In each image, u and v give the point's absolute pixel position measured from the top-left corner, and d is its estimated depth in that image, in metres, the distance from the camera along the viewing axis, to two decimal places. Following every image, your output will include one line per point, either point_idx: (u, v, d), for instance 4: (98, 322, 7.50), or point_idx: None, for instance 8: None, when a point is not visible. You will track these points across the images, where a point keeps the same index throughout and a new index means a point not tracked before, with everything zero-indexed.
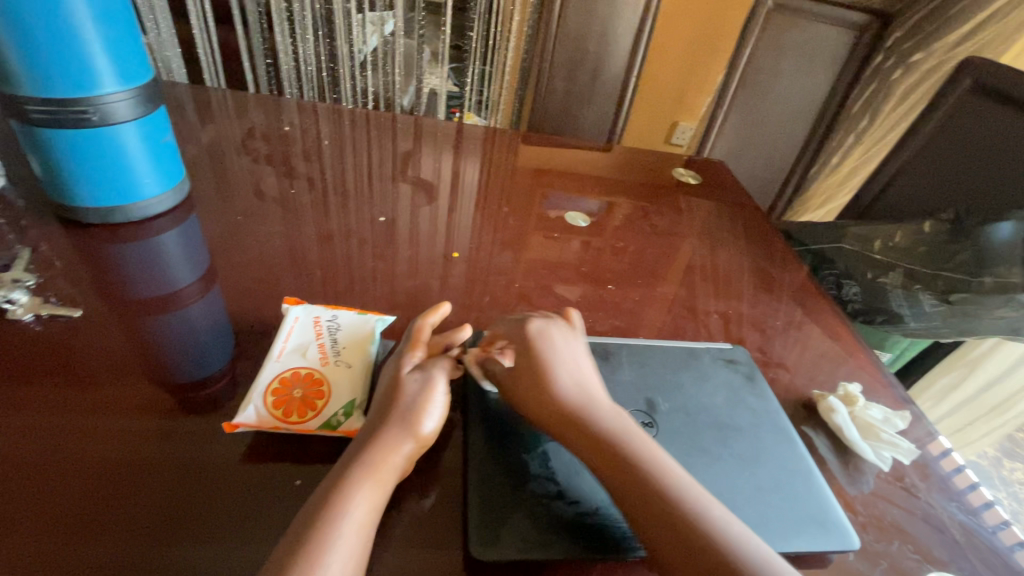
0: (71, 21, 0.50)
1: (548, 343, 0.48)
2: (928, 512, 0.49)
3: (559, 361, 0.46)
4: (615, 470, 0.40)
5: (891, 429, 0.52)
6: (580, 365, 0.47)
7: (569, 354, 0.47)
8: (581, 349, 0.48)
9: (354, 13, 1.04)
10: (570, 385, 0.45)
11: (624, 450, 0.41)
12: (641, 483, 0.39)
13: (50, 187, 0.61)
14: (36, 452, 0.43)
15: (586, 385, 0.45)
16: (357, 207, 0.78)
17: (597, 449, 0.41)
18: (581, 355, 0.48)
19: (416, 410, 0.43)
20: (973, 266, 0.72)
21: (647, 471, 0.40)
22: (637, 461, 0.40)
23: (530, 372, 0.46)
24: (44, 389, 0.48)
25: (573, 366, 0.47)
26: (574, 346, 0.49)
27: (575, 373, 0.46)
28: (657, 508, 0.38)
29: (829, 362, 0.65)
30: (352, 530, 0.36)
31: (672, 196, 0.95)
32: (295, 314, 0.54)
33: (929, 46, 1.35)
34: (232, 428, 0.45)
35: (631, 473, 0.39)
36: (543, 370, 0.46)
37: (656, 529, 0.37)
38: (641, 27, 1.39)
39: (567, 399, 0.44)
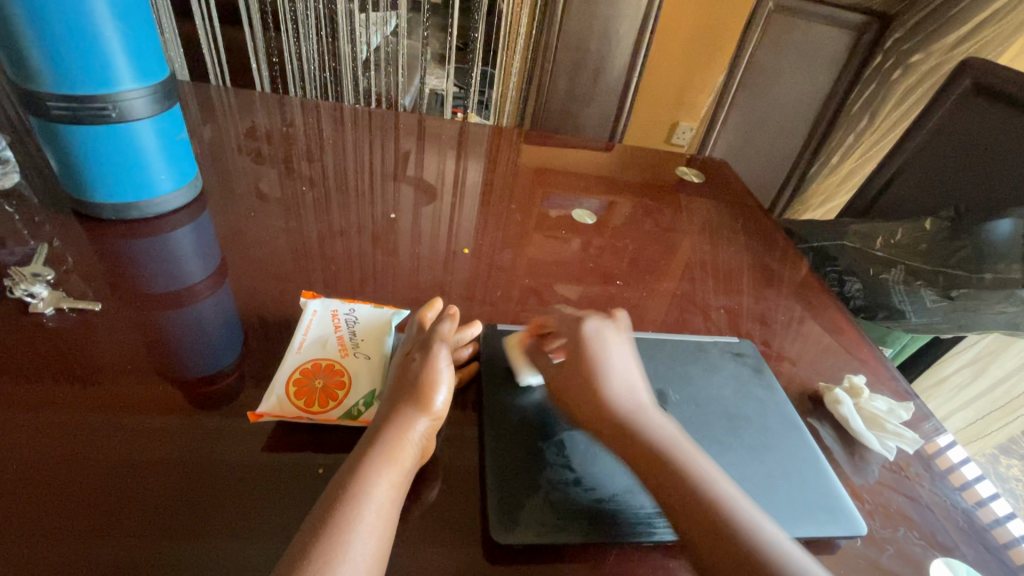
0: (93, 18, 0.51)
1: (601, 346, 0.48)
2: (931, 500, 0.50)
3: (608, 364, 0.47)
4: (658, 470, 0.41)
5: (895, 420, 0.54)
6: (629, 368, 0.48)
7: (620, 357, 0.48)
8: (629, 352, 0.49)
9: (358, 13, 1.03)
10: (618, 388, 0.46)
11: (670, 451, 0.42)
12: (682, 485, 0.40)
13: (66, 183, 0.62)
14: (53, 447, 0.44)
15: (633, 388, 0.46)
16: (366, 204, 0.80)
17: (643, 451, 0.42)
18: (632, 359, 0.49)
19: (428, 384, 0.44)
20: (973, 264, 0.75)
21: (691, 472, 0.40)
22: (681, 463, 0.41)
23: (581, 374, 0.46)
24: (58, 387, 0.48)
25: (623, 369, 0.47)
26: (626, 349, 0.49)
27: (626, 378, 0.47)
28: (700, 510, 0.39)
29: (832, 355, 0.66)
30: (373, 511, 0.37)
31: (674, 194, 0.96)
32: (313, 308, 0.55)
33: (927, 47, 1.37)
34: (257, 417, 0.46)
35: (671, 479, 0.40)
36: (592, 372, 0.46)
37: (696, 527, 0.38)
38: (642, 28, 1.40)
39: (616, 401, 0.45)
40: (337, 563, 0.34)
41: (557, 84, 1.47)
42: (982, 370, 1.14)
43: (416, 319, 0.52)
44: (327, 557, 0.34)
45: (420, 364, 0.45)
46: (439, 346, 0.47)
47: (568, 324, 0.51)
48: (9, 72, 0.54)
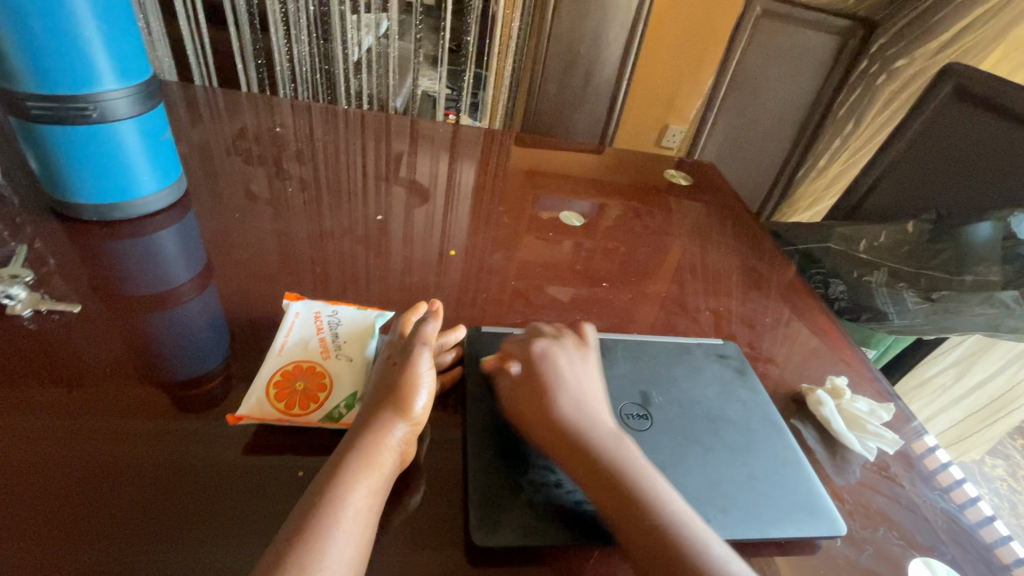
0: (73, 18, 0.51)
1: (554, 365, 0.48)
2: (912, 499, 0.50)
3: (562, 384, 0.46)
4: (614, 498, 0.40)
5: (877, 421, 0.54)
6: (584, 387, 0.47)
7: (575, 376, 0.47)
8: (590, 370, 0.48)
9: (348, 15, 1.05)
10: (571, 409, 0.44)
11: (624, 476, 0.41)
12: (637, 513, 0.39)
13: (47, 183, 0.61)
14: (25, 454, 0.43)
15: (586, 408, 0.45)
16: (354, 206, 0.79)
17: (595, 477, 0.41)
18: (591, 378, 0.48)
19: (408, 388, 0.44)
20: (954, 265, 0.77)
21: (643, 500, 0.39)
22: (636, 489, 0.40)
23: (534, 395, 0.45)
24: (32, 392, 0.47)
25: (578, 388, 0.46)
26: (580, 367, 0.48)
27: (580, 398, 0.46)
28: (654, 540, 0.38)
29: (817, 357, 0.67)
30: (350, 515, 0.37)
31: (663, 197, 0.97)
32: (296, 310, 0.55)
33: (910, 53, 1.41)
34: (235, 420, 0.46)
35: (623, 497, 0.40)
36: (545, 393, 0.45)
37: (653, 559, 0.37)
38: (632, 32, 1.42)
39: (568, 424, 0.43)
40: (313, 569, 0.34)
41: (548, 87, 1.47)
42: (966, 371, 1.16)
43: (398, 322, 0.52)
44: (303, 563, 0.34)
45: (401, 368, 0.45)
46: (420, 349, 0.46)
47: (524, 342, 0.50)
48: None
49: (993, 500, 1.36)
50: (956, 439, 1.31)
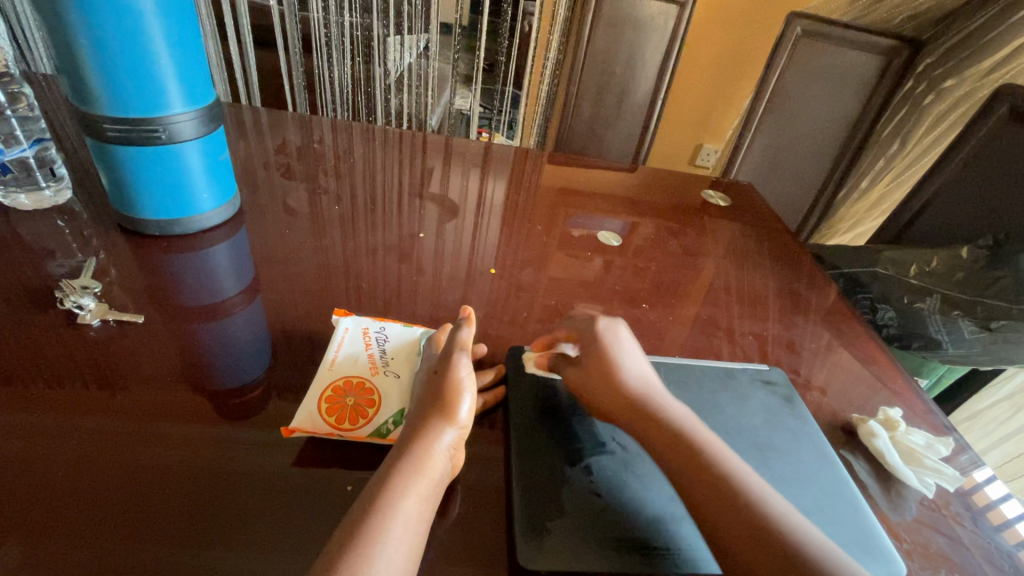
0: (148, 48, 0.54)
1: (615, 337, 0.53)
2: (975, 541, 0.48)
3: (623, 355, 0.51)
4: (682, 455, 0.44)
5: (934, 455, 0.52)
6: (637, 358, 0.52)
7: (629, 351, 0.52)
8: (635, 345, 0.53)
9: (392, 37, 1.08)
10: (634, 375, 0.50)
11: (689, 438, 0.44)
12: (701, 469, 0.43)
13: (116, 200, 0.65)
14: (88, 453, 0.45)
15: (648, 377, 0.50)
16: (395, 223, 0.82)
17: (668, 440, 0.45)
18: (640, 354, 0.53)
19: (453, 398, 0.45)
20: (1012, 295, 0.74)
21: (718, 465, 0.43)
22: (710, 454, 0.44)
23: (601, 366, 0.50)
24: (91, 393, 0.50)
25: (637, 365, 0.51)
26: (633, 343, 0.53)
27: (638, 366, 0.51)
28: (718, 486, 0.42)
29: (865, 386, 0.64)
30: (401, 523, 0.37)
31: (700, 217, 0.96)
32: (345, 325, 0.56)
33: (960, 73, 1.38)
34: (288, 432, 0.47)
35: (693, 460, 0.43)
36: (611, 360, 0.51)
37: (726, 510, 0.41)
38: (668, 51, 1.42)
39: (632, 388, 0.49)
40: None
41: (582, 106, 1.50)
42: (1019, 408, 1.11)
43: (430, 341, 0.54)
44: (355, 569, 0.34)
45: (440, 376, 0.47)
46: (460, 356, 0.48)
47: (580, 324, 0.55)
48: (67, 93, 0.57)
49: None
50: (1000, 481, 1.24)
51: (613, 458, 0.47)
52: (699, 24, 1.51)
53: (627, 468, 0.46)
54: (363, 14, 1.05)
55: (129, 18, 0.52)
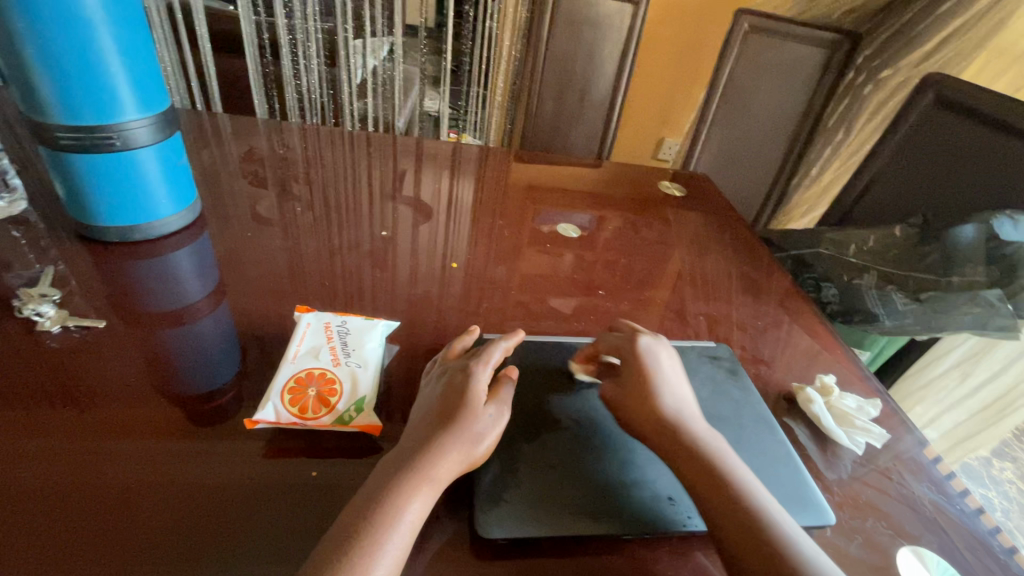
0: (101, 55, 0.55)
1: (657, 359, 0.51)
2: (901, 492, 0.52)
3: (663, 377, 0.50)
4: (704, 479, 0.43)
5: (864, 417, 0.57)
6: (678, 378, 0.51)
7: (671, 371, 0.51)
8: (678, 365, 0.52)
9: (352, 40, 1.09)
10: (672, 395, 0.49)
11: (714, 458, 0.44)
12: (723, 496, 0.42)
13: (73, 209, 0.65)
14: (55, 473, 0.45)
15: (682, 398, 0.49)
16: (362, 224, 0.83)
17: (694, 463, 0.44)
18: (680, 374, 0.51)
19: (473, 410, 0.44)
20: (942, 269, 0.78)
21: (738, 489, 0.42)
22: (730, 479, 0.43)
23: (638, 385, 0.49)
24: (57, 411, 0.50)
25: (677, 383, 0.50)
26: (675, 362, 0.52)
27: (676, 384, 0.50)
28: (721, 484, 0.43)
29: (807, 358, 0.69)
30: (402, 533, 0.38)
31: (659, 208, 1.00)
32: (306, 320, 0.58)
33: (895, 63, 1.45)
34: (251, 424, 0.48)
35: (719, 483, 0.43)
36: (650, 379, 0.49)
37: (705, 481, 0.43)
38: (626, 49, 1.46)
39: (669, 409, 0.48)
40: None
41: (545, 104, 1.53)
42: (968, 373, 1.19)
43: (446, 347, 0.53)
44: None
45: (466, 384, 0.45)
46: (505, 386, 0.47)
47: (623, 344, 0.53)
48: (19, 104, 0.57)
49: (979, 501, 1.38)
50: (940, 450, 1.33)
51: (566, 434, 0.49)
52: (655, 22, 1.56)
53: (579, 441, 0.49)
54: (325, 19, 1.07)
55: (77, 26, 0.53)
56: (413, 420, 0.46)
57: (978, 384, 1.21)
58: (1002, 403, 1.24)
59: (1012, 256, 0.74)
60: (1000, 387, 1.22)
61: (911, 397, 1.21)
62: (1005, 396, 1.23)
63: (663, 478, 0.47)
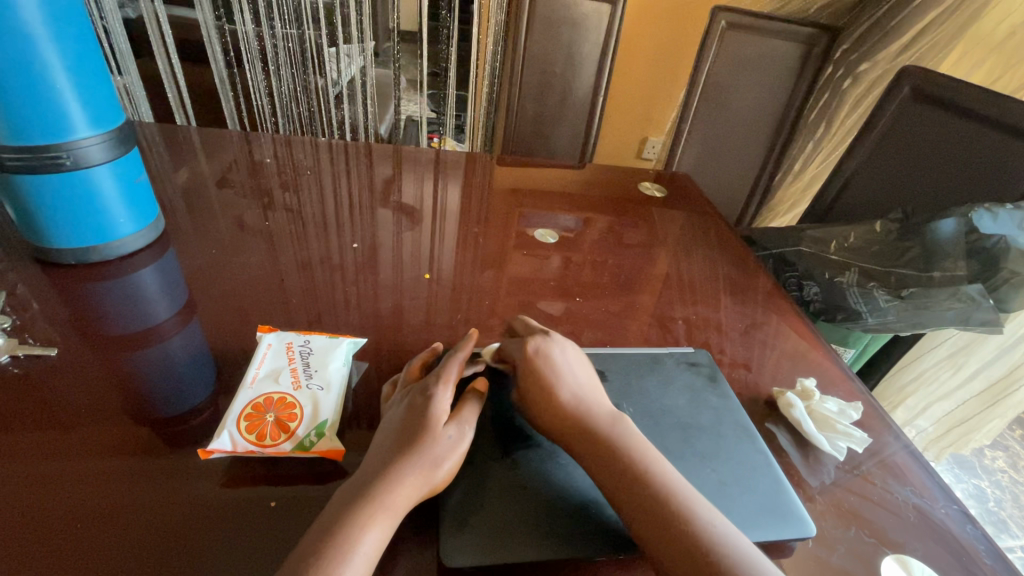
0: (45, 72, 0.53)
1: (547, 355, 0.50)
2: (884, 496, 0.51)
3: (558, 375, 0.48)
4: (610, 475, 0.43)
5: (845, 421, 0.55)
6: (577, 372, 0.50)
7: (568, 366, 0.50)
8: (574, 358, 0.51)
9: (326, 47, 1.07)
10: (571, 392, 0.48)
11: (621, 454, 0.44)
12: (632, 491, 0.42)
13: (27, 231, 0.63)
14: (17, 502, 0.43)
15: (583, 393, 0.48)
16: (335, 235, 0.81)
17: (599, 459, 0.44)
18: (581, 366, 0.50)
19: (433, 430, 0.43)
20: (922, 262, 0.78)
21: (646, 482, 0.42)
22: (641, 473, 0.42)
23: (539, 382, 0.48)
24: (23, 435, 0.48)
25: (576, 378, 0.49)
26: (570, 355, 0.50)
27: (580, 382, 0.49)
28: (621, 473, 0.43)
29: (790, 360, 0.68)
30: (358, 563, 0.36)
31: (640, 208, 0.98)
32: (268, 342, 0.56)
33: (873, 56, 1.46)
34: (206, 454, 0.47)
35: (628, 480, 0.42)
36: (546, 378, 0.48)
37: (613, 480, 0.43)
38: (605, 49, 1.45)
39: (570, 408, 0.46)
40: None
41: (526, 106, 1.51)
42: (962, 365, 1.19)
43: (408, 365, 0.52)
44: None
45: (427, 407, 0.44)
46: (472, 402, 0.47)
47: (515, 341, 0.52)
48: None
49: (972, 490, 1.37)
50: (932, 442, 1.33)
51: (538, 451, 0.47)
52: (633, 21, 1.55)
53: (550, 460, 0.47)
54: (296, 25, 1.04)
55: (19, 43, 0.51)
56: (373, 446, 0.44)
57: (975, 374, 1.20)
58: (1009, 399, 1.20)
59: (992, 248, 0.73)
60: (1003, 380, 1.18)
61: (896, 375, 1.25)
62: (1011, 392, 1.18)
63: None
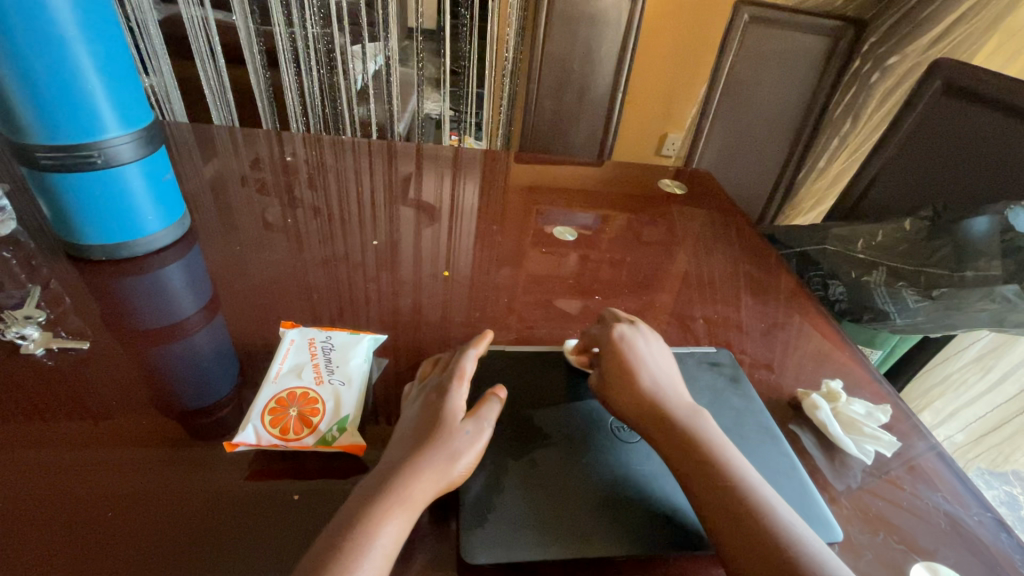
0: (76, 72, 0.54)
1: (636, 349, 0.52)
2: (914, 503, 0.49)
3: (642, 365, 0.50)
4: (690, 460, 0.44)
5: (873, 424, 0.54)
6: (661, 365, 0.51)
7: (652, 358, 0.51)
8: (660, 351, 0.53)
9: (347, 45, 1.09)
10: (653, 381, 0.49)
11: (699, 441, 0.45)
12: (708, 473, 0.43)
13: (60, 228, 0.64)
14: (58, 485, 0.45)
15: (665, 384, 0.49)
16: (354, 232, 0.81)
17: (677, 442, 0.45)
18: (665, 358, 0.52)
19: (451, 428, 0.43)
20: (953, 262, 0.75)
21: (719, 467, 0.43)
22: (720, 461, 0.43)
23: (621, 372, 0.50)
24: (59, 423, 0.50)
25: (659, 369, 0.51)
26: (657, 350, 0.53)
27: (664, 375, 0.50)
28: (698, 457, 0.44)
29: (815, 362, 0.66)
30: (376, 554, 0.37)
31: (659, 206, 0.97)
32: (290, 337, 0.56)
33: (902, 49, 1.41)
34: (231, 447, 0.47)
35: (705, 464, 0.43)
36: (631, 370, 0.50)
37: (690, 463, 0.44)
38: (624, 44, 1.43)
39: (650, 394, 0.48)
40: None
41: (543, 104, 1.50)
42: (991, 368, 1.16)
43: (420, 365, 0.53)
44: None
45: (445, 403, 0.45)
46: (491, 400, 0.46)
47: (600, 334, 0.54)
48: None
49: (1004, 498, 1.33)
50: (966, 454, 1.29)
51: (559, 450, 0.47)
52: (652, 17, 1.54)
53: (573, 461, 0.47)
54: (323, 25, 1.06)
55: (53, 45, 0.52)
56: (392, 440, 0.45)
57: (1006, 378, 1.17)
58: None
59: None
60: None
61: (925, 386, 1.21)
62: None
63: (660, 495, 0.45)
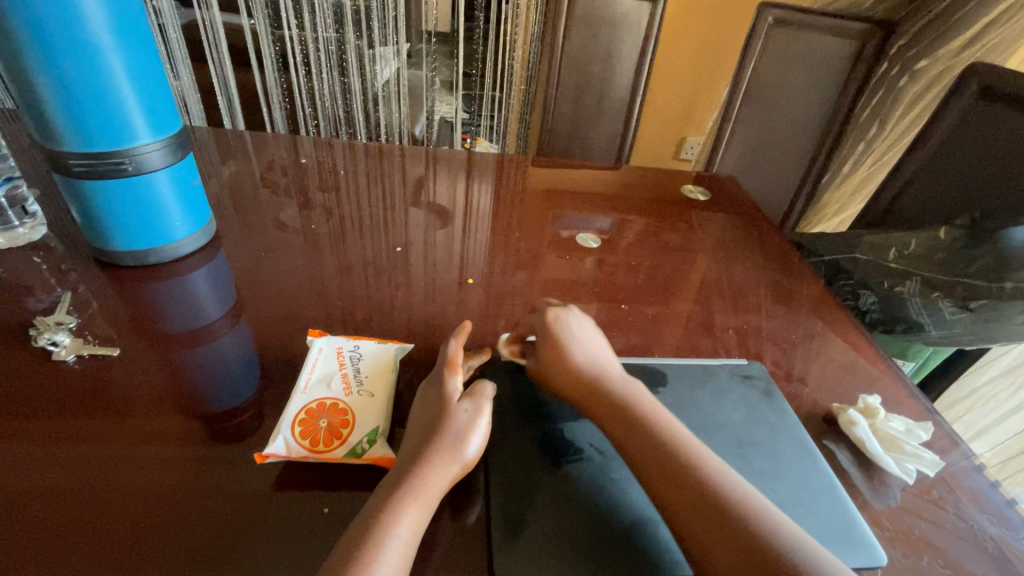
0: (110, 81, 0.55)
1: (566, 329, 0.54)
2: (958, 525, 0.48)
3: (576, 347, 0.52)
4: (643, 447, 0.44)
5: (914, 441, 0.52)
6: (594, 347, 0.53)
7: (583, 340, 0.53)
8: (590, 334, 0.54)
9: (365, 49, 1.09)
10: (585, 361, 0.51)
11: (649, 426, 0.45)
12: (662, 459, 0.42)
13: (90, 233, 0.65)
14: (88, 484, 0.45)
15: (609, 370, 0.50)
16: (376, 237, 0.81)
17: (630, 429, 0.45)
18: (597, 342, 0.54)
19: (451, 410, 0.45)
20: (994, 273, 0.73)
21: (676, 454, 0.43)
22: (671, 446, 0.43)
23: (556, 356, 0.51)
24: (88, 422, 0.50)
25: (591, 351, 0.52)
26: (587, 332, 0.55)
27: (594, 355, 0.52)
28: (651, 445, 0.43)
29: (850, 375, 0.64)
30: (397, 548, 0.37)
31: (683, 212, 0.95)
32: (319, 346, 0.56)
33: (932, 53, 1.41)
34: (262, 458, 0.47)
35: (656, 452, 0.43)
36: (562, 351, 0.52)
37: (643, 452, 0.43)
38: (644, 47, 1.42)
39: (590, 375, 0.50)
40: None
41: (562, 107, 1.49)
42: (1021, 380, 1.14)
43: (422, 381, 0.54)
44: None
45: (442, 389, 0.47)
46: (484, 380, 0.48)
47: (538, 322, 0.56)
48: (31, 131, 0.57)
49: None
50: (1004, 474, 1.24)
51: (589, 464, 0.47)
52: (674, 19, 1.52)
53: (602, 473, 0.46)
54: (336, 28, 1.06)
55: (89, 54, 0.53)
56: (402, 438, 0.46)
57: None
58: None
59: None
60: None
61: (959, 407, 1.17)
62: None
63: None
